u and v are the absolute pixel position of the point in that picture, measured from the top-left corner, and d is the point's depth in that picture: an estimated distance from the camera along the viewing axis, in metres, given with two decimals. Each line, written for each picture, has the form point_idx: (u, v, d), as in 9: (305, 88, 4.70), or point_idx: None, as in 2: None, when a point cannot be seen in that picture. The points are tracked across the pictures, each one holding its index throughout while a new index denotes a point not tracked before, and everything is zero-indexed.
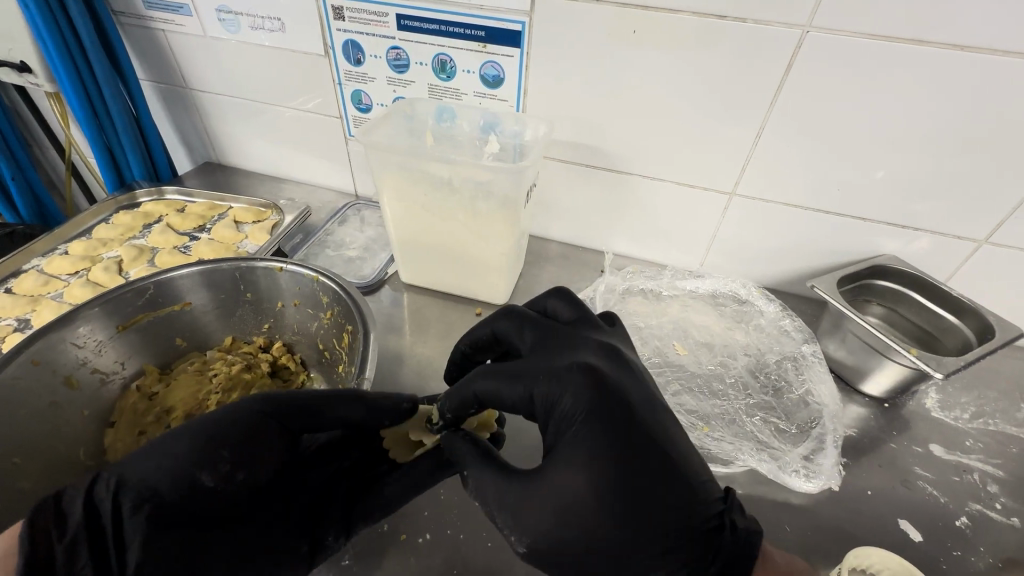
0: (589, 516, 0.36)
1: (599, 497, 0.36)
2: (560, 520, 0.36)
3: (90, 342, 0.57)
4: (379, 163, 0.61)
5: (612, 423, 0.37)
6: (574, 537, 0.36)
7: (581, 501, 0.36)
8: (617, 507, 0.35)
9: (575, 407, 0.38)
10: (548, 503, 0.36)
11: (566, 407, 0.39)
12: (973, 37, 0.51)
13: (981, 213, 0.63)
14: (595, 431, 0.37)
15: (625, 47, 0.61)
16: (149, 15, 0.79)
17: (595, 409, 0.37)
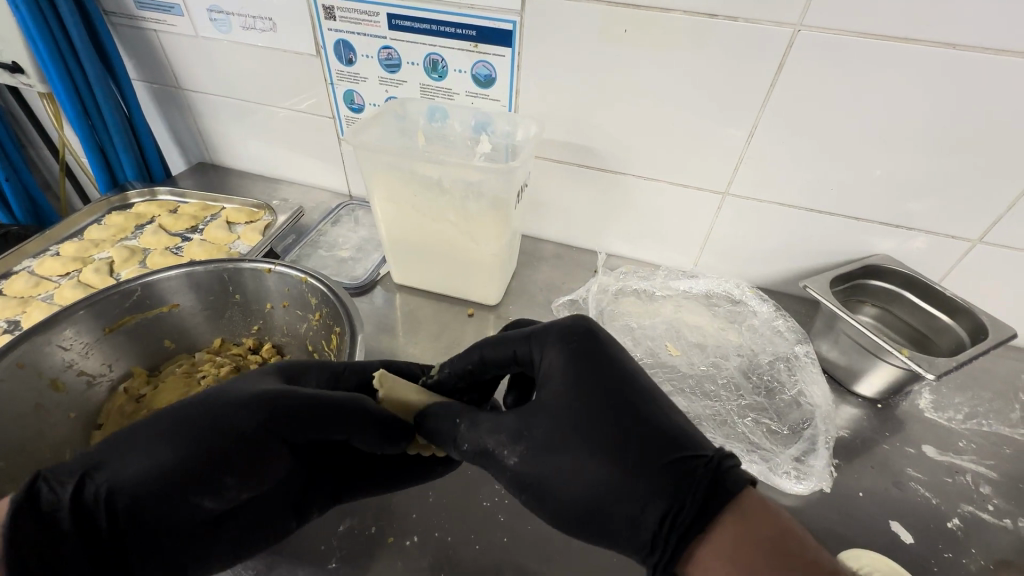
0: (569, 444, 0.38)
1: (574, 429, 0.38)
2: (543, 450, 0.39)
3: (76, 344, 0.57)
4: (369, 164, 0.61)
5: (595, 370, 0.41)
6: (557, 468, 0.38)
7: (561, 431, 0.39)
8: (593, 440, 0.38)
9: (561, 361, 0.43)
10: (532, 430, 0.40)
11: (553, 361, 0.43)
12: (966, 36, 0.50)
13: (974, 213, 0.62)
14: (580, 377, 0.41)
15: (617, 47, 0.61)
16: (141, 15, 0.78)
17: (577, 357, 0.42)
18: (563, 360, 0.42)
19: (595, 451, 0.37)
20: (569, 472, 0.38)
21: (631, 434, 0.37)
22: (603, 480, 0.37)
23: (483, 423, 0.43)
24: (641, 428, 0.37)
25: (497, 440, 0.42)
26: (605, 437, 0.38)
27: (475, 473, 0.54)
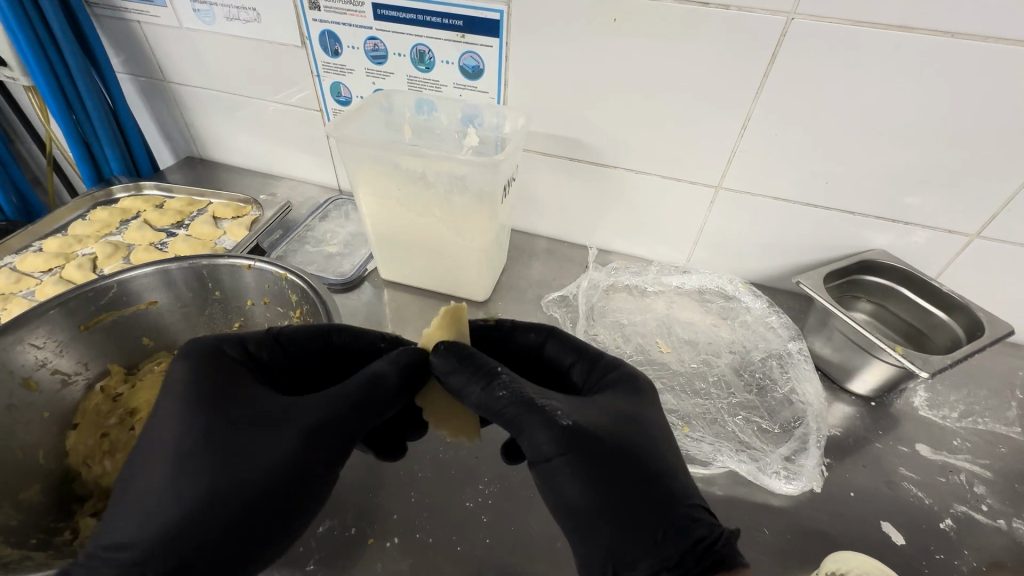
0: (603, 463, 0.40)
1: (621, 449, 0.41)
2: (575, 448, 0.41)
3: (49, 343, 0.56)
4: (352, 158, 0.59)
5: (648, 417, 0.45)
6: (581, 473, 0.40)
7: (601, 446, 0.41)
8: (626, 471, 0.40)
9: (624, 394, 0.47)
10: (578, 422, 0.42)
11: (614, 391, 0.47)
12: (967, 23, 0.48)
13: (972, 206, 0.61)
14: (640, 415, 0.45)
15: (606, 37, 0.59)
16: (122, 5, 0.77)
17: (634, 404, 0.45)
18: (625, 396, 0.46)
19: (625, 483, 0.40)
20: (592, 482, 0.40)
21: (662, 484, 0.40)
22: (620, 509, 0.39)
23: (530, 386, 0.44)
24: (671, 486, 0.40)
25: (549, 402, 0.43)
26: (639, 474, 0.40)
27: (458, 473, 0.53)
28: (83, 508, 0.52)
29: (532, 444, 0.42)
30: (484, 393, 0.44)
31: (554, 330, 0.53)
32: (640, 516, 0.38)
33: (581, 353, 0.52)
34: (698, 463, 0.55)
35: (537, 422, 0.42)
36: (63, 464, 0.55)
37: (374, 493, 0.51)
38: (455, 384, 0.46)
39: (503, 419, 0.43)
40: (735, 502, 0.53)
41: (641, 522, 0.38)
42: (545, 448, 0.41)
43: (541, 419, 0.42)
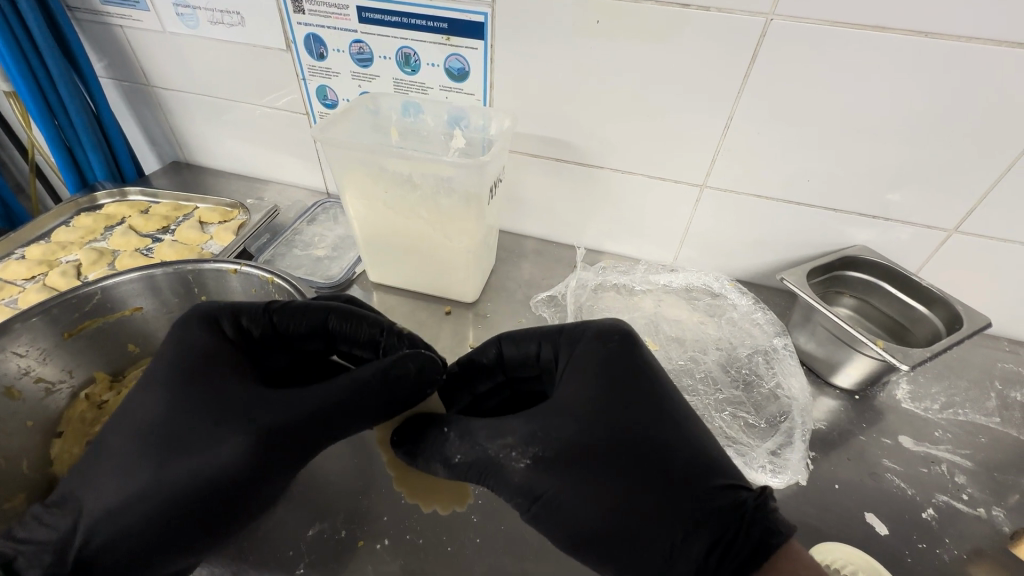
0: (589, 483, 0.41)
1: (603, 462, 0.41)
2: (553, 483, 0.41)
3: (32, 351, 0.55)
4: (339, 162, 0.59)
5: (620, 403, 0.44)
6: (569, 504, 0.41)
7: (580, 466, 0.41)
8: (614, 480, 0.40)
9: (590, 377, 0.46)
10: (544, 452, 0.42)
11: (579, 384, 0.46)
12: (938, 23, 0.50)
13: (950, 202, 0.62)
14: (611, 405, 0.44)
15: (590, 39, 0.60)
16: (105, 10, 0.76)
17: (600, 398, 0.44)
18: (591, 385, 0.45)
19: (616, 495, 0.40)
20: (587, 509, 0.40)
21: (659, 484, 0.40)
22: (623, 527, 0.39)
23: (484, 433, 0.44)
24: (669, 477, 0.40)
25: (505, 445, 0.43)
26: (629, 479, 0.40)
27: None
28: None
29: (512, 491, 0.43)
30: (445, 460, 0.45)
31: (501, 337, 0.52)
32: (647, 525, 0.39)
33: (540, 338, 0.51)
34: None
35: (504, 473, 0.42)
36: (47, 473, 0.54)
37: (363, 496, 0.51)
38: (423, 455, 0.47)
39: (476, 475, 0.44)
40: None
41: (652, 531, 0.39)
42: (524, 490, 0.42)
43: (505, 468, 0.42)
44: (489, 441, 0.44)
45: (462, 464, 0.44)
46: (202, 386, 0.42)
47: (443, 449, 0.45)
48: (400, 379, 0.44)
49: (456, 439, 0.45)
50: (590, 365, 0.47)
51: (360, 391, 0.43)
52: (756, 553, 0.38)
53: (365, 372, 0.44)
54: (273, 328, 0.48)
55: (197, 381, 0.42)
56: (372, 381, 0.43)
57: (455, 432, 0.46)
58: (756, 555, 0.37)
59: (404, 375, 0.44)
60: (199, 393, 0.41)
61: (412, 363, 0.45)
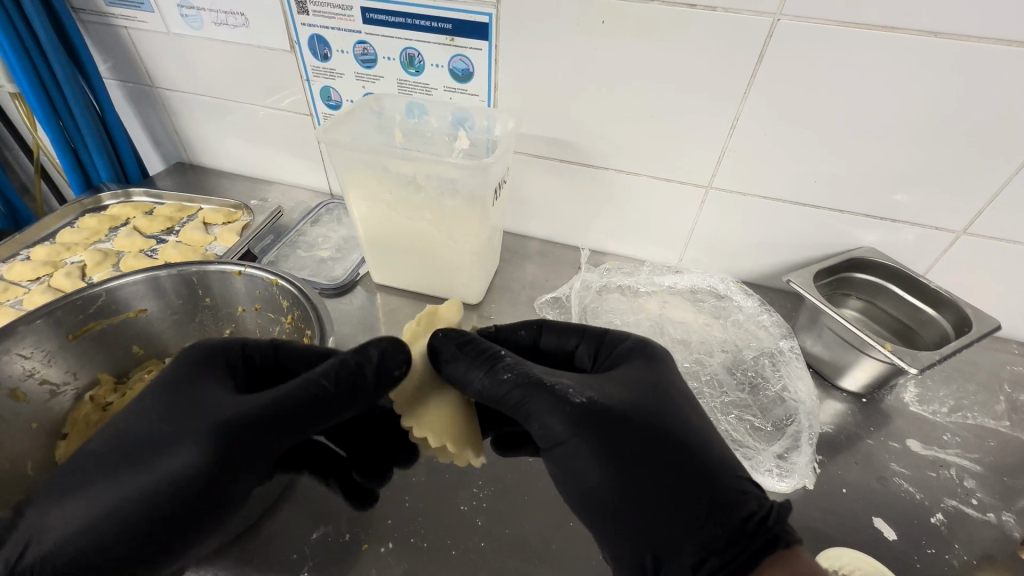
0: (627, 435, 0.42)
1: (640, 420, 0.42)
2: (587, 429, 0.42)
3: (37, 353, 0.55)
4: (343, 163, 0.59)
5: (667, 390, 0.46)
6: (598, 452, 0.41)
7: (621, 422, 0.42)
8: (649, 446, 0.41)
9: (639, 364, 0.48)
10: (592, 399, 0.43)
11: (630, 365, 0.49)
12: (947, 22, 0.49)
13: (959, 203, 0.61)
14: (658, 388, 0.46)
15: (595, 39, 0.60)
16: (109, 11, 0.76)
17: (648, 379, 0.46)
18: (641, 369, 0.48)
19: (648, 458, 0.41)
20: (615, 463, 0.41)
21: (692, 459, 0.41)
22: (649, 490, 0.40)
23: (536, 366, 0.46)
24: (701, 458, 0.41)
25: (558, 381, 0.44)
26: (664, 447, 0.41)
27: (453, 477, 0.53)
28: None
29: (543, 426, 0.44)
30: (488, 379, 0.46)
31: (544, 323, 0.54)
32: (672, 492, 0.39)
33: (582, 334, 0.53)
34: None
35: (548, 402, 0.43)
36: (51, 475, 0.54)
37: (368, 500, 0.51)
38: (462, 368, 0.48)
39: (512, 403, 0.45)
40: None
41: (673, 500, 0.39)
42: (559, 428, 0.43)
43: (552, 399, 0.43)
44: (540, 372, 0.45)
45: (505, 386, 0.45)
46: (175, 388, 0.43)
47: (490, 368, 0.46)
48: (354, 380, 0.44)
49: (505, 363, 0.46)
50: (638, 358, 0.49)
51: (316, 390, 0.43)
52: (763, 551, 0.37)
53: (322, 372, 0.44)
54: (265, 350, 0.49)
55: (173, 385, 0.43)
56: (325, 384, 0.43)
57: (506, 355, 0.47)
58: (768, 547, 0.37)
59: (361, 370, 0.45)
60: (171, 396, 0.42)
61: (373, 352, 0.46)
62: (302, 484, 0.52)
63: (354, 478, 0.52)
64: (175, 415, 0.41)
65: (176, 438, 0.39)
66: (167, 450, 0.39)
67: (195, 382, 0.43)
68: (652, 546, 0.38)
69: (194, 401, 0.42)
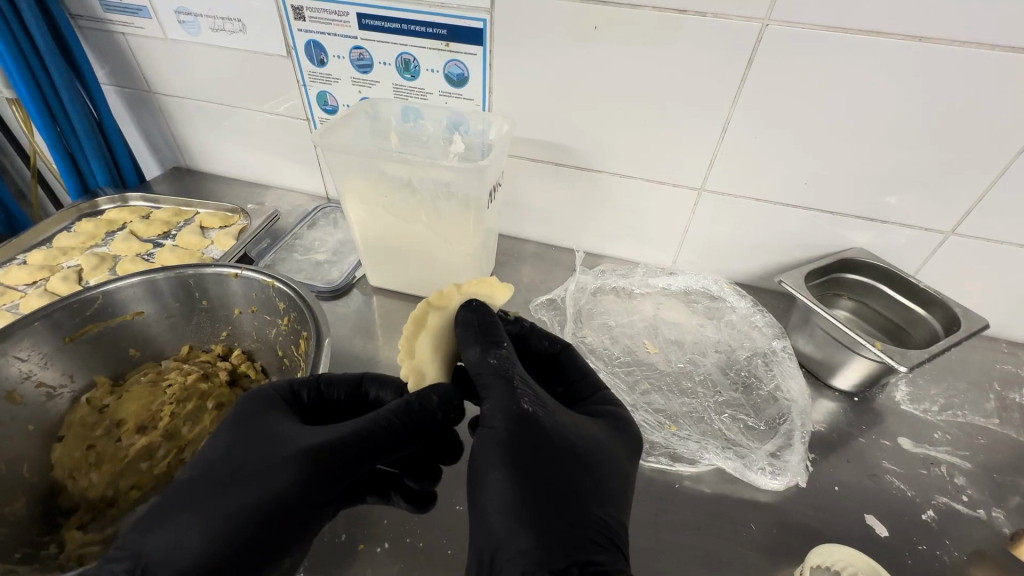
0: (546, 456, 0.42)
1: (564, 454, 0.43)
2: (519, 430, 0.42)
3: (33, 355, 0.55)
4: (339, 167, 0.60)
5: (611, 452, 0.46)
6: (516, 453, 0.41)
7: (546, 444, 0.42)
8: (557, 477, 0.41)
9: (611, 425, 0.49)
10: (537, 414, 0.43)
11: (602, 421, 0.49)
12: (931, 27, 0.50)
13: (946, 204, 0.62)
14: (610, 451, 0.45)
15: (587, 43, 0.60)
16: (107, 17, 0.77)
17: (600, 435, 0.46)
18: (607, 431, 0.47)
19: (553, 483, 0.41)
20: (522, 470, 0.40)
21: (581, 504, 0.41)
22: (536, 500, 0.39)
23: (521, 369, 0.47)
24: (590, 511, 0.41)
25: (523, 387, 0.45)
26: (568, 482, 0.41)
27: (449, 476, 0.54)
28: (69, 521, 0.52)
29: (485, 410, 0.44)
30: (478, 355, 0.47)
31: (568, 349, 0.55)
32: (550, 515, 0.39)
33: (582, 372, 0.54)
34: (685, 462, 0.55)
35: (504, 394, 0.44)
36: (49, 478, 0.54)
37: (363, 502, 0.51)
38: (462, 342, 0.49)
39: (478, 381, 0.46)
40: (722, 500, 0.53)
41: (547, 520, 0.39)
42: (495, 418, 0.43)
43: (507, 394, 0.44)
44: (518, 373, 0.46)
45: (483, 367, 0.46)
46: (250, 430, 0.44)
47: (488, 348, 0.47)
48: (423, 416, 0.46)
49: (502, 353, 0.47)
50: (614, 420, 0.49)
51: (387, 425, 0.45)
52: None
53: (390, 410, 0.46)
54: (318, 391, 0.50)
55: (246, 429, 0.44)
56: (395, 419, 0.45)
57: (506, 350, 0.48)
58: None
59: (428, 411, 0.46)
60: (251, 437, 0.43)
61: (434, 396, 0.47)
62: None
63: (410, 485, 0.51)
64: (257, 454, 0.42)
65: (269, 465, 0.41)
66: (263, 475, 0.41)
67: (264, 417, 0.46)
68: (501, 544, 0.38)
69: (273, 438, 0.43)
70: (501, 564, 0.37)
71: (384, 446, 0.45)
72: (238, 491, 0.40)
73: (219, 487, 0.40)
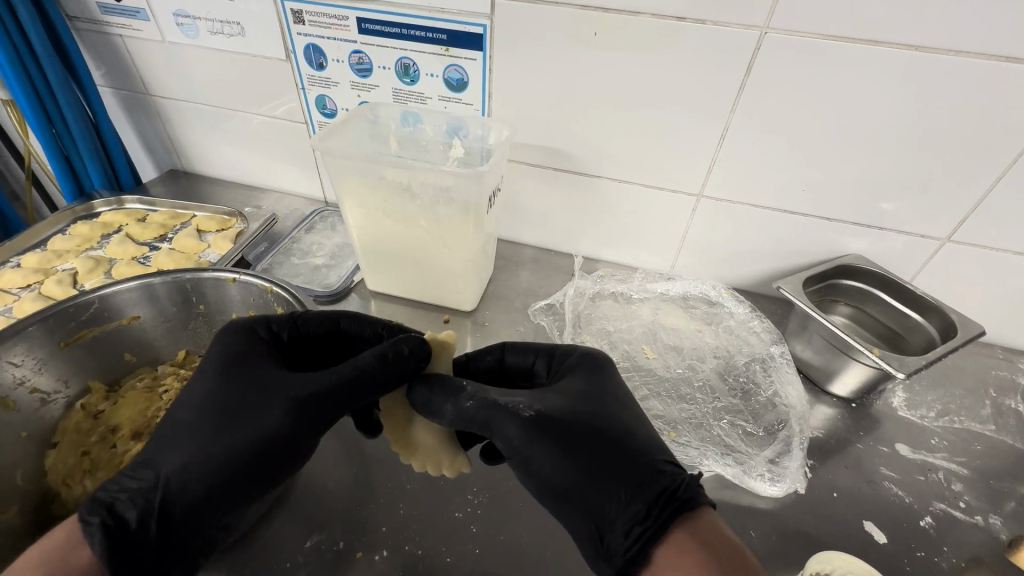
0: (567, 437, 0.44)
1: (576, 423, 0.45)
2: (540, 437, 0.44)
3: (28, 361, 0.55)
4: (339, 173, 0.60)
5: (605, 392, 0.48)
6: (552, 453, 0.44)
7: (562, 427, 0.44)
8: (596, 443, 0.44)
9: (584, 376, 0.50)
10: (541, 409, 0.45)
11: (575, 373, 0.50)
12: (927, 37, 0.51)
13: (941, 212, 0.63)
14: (602, 395, 0.48)
15: (588, 50, 0.61)
16: (105, 20, 0.76)
17: (591, 386, 0.48)
18: (588, 376, 0.50)
19: (593, 453, 0.43)
20: (566, 461, 0.43)
21: (622, 450, 0.43)
22: (591, 476, 0.42)
23: (495, 389, 0.48)
24: (631, 447, 0.44)
25: (512, 399, 0.47)
26: (597, 441, 0.44)
27: (448, 484, 0.53)
28: None
29: (505, 442, 0.46)
30: (456, 407, 0.48)
31: (506, 345, 0.56)
32: (613, 478, 0.42)
33: (538, 350, 0.55)
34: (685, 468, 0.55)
35: (503, 419, 0.46)
36: (42, 484, 0.54)
37: (361, 508, 0.51)
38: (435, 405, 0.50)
39: (477, 423, 0.48)
40: (722, 506, 0.53)
41: (612, 487, 0.41)
42: (516, 442, 0.45)
43: (508, 416, 0.46)
44: (498, 394, 0.47)
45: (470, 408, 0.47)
46: (243, 372, 0.46)
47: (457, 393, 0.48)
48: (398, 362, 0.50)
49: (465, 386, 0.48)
50: (585, 367, 0.51)
51: (365, 374, 0.48)
52: (679, 518, 0.39)
53: (368, 361, 0.49)
54: (295, 328, 0.52)
55: (240, 369, 0.46)
56: (374, 364, 0.49)
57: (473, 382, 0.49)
58: (683, 515, 0.39)
59: (399, 359, 0.50)
60: (248, 377, 0.46)
61: (405, 347, 0.51)
62: (295, 490, 0.52)
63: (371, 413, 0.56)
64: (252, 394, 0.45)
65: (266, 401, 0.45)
66: (253, 413, 0.44)
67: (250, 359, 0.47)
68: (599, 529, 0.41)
69: (263, 382, 0.46)
70: (611, 541, 0.40)
71: (365, 389, 0.49)
72: (231, 434, 0.43)
73: (214, 427, 0.43)
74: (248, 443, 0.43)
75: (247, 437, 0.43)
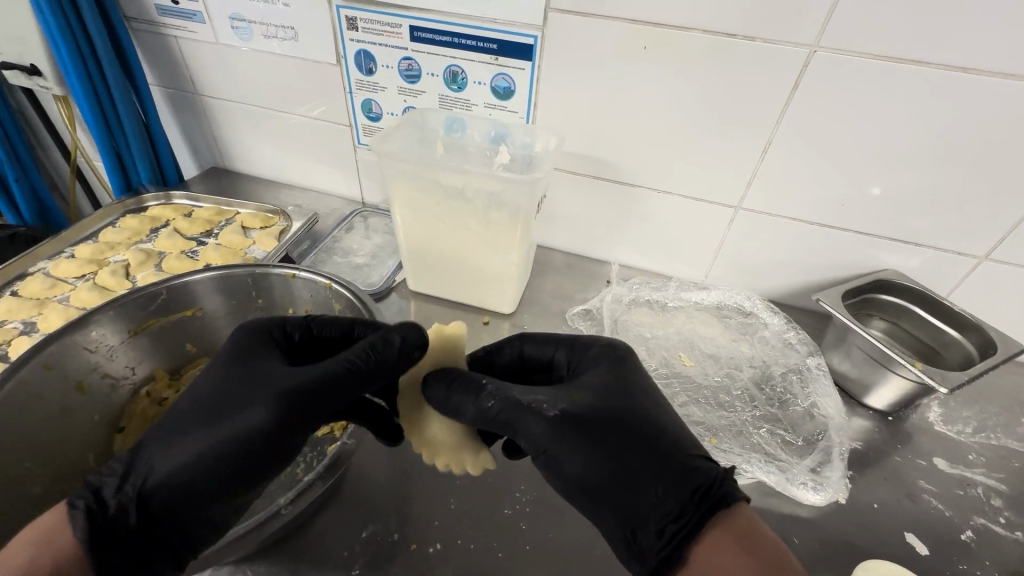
0: (597, 437, 0.44)
1: (604, 422, 0.45)
2: (568, 436, 0.45)
3: (101, 347, 0.57)
4: (393, 174, 0.61)
5: (631, 389, 0.48)
6: (581, 452, 0.44)
7: (590, 425, 0.45)
8: (628, 442, 0.44)
9: (607, 369, 0.50)
10: (567, 408, 0.46)
11: (599, 366, 0.50)
12: (976, 59, 0.52)
13: (981, 231, 0.64)
14: (627, 392, 0.48)
15: (636, 63, 0.62)
16: (162, 21, 0.79)
17: (616, 381, 0.49)
18: (609, 372, 0.50)
19: (625, 451, 0.44)
20: (595, 460, 0.44)
21: (654, 447, 0.44)
22: (622, 474, 0.43)
23: (516, 386, 0.48)
24: (662, 444, 0.44)
25: (535, 398, 0.47)
26: (628, 441, 0.44)
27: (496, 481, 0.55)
28: None
29: (528, 441, 0.47)
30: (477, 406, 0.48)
31: (524, 336, 0.56)
32: (646, 477, 0.43)
33: (557, 342, 0.55)
34: None
35: (527, 419, 0.46)
36: None
37: (412, 502, 0.52)
38: (452, 405, 0.51)
39: (499, 424, 0.48)
40: (764, 513, 0.54)
41: (646, 485, 0.43)
42: (542, 441, 0.46)
43: (532, 416, 0.46)
44: (519, 393, 0.48)
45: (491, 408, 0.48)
46: (254, 364, 0.46)
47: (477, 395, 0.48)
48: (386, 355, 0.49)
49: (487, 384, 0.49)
50: (607, 360, 0.51)
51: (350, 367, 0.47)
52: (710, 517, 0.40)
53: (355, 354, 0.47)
54: (309, 331, 0.53)
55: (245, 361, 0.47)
56: (362, 357, 0.47)
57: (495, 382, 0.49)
58: (716, 514, 0.40)
59: (385, 353, 0.48)
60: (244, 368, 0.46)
61: (396, 336, 0.49)
62: (346, 482, 0.53)
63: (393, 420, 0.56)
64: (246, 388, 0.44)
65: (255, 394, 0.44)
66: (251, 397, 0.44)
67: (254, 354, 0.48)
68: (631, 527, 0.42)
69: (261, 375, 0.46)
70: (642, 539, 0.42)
71: (356, 384, 0.47)
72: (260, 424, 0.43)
73: None
74: (286, 435, 0.43)
75: (299, 425, 0.44)
